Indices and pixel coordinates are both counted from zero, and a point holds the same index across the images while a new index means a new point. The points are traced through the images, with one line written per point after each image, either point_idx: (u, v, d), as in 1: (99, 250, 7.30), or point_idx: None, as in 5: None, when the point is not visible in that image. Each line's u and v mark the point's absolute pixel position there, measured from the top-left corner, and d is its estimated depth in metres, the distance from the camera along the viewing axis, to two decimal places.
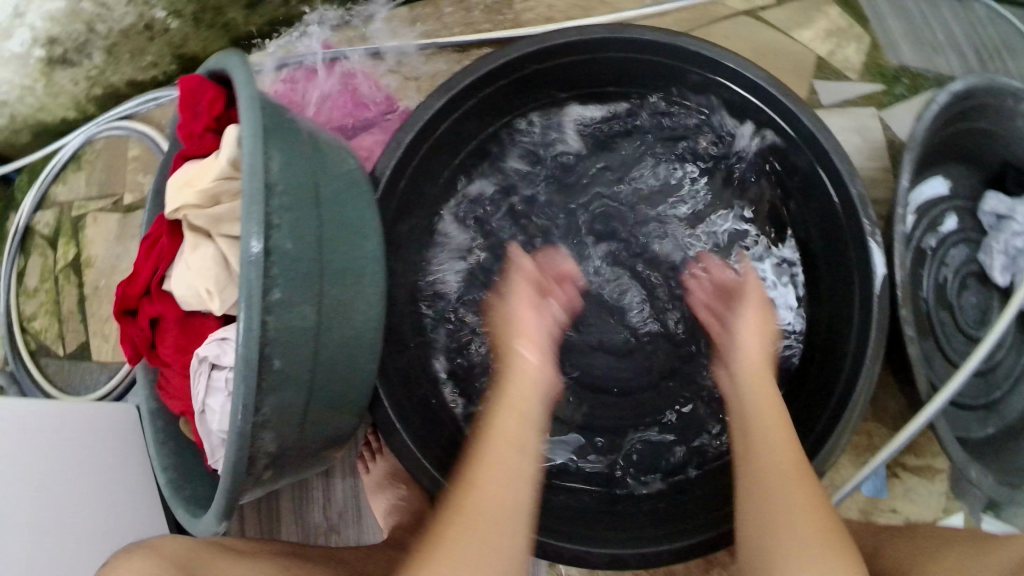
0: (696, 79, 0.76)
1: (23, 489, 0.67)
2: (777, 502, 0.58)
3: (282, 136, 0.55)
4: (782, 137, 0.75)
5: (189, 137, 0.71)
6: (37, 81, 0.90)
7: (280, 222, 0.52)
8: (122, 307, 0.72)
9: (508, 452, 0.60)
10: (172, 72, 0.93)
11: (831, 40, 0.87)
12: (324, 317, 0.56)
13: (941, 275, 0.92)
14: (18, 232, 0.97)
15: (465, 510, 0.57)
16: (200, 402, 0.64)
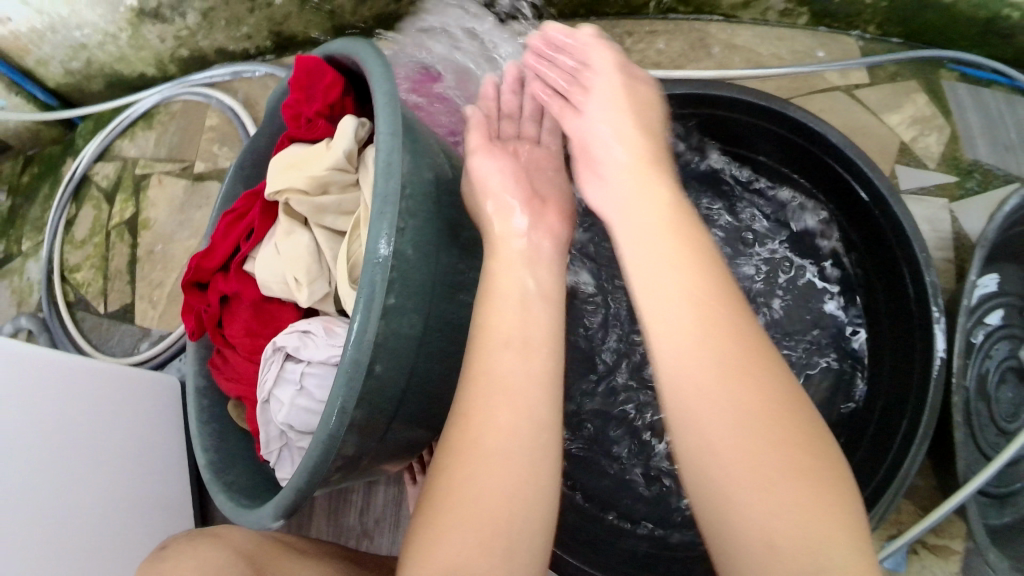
0: (792, 149, 0.78)
1: (55, 456, 0.66)
2: (765, 458, 0.44)
3: (412, 141, 0.55)
4: (866, 217, 0.75)
5: (297, 118, 0.68)
6: (123, 31, 0.87)
7: (406, 226, 0.52)
8: (191, 280, 0.70)
9: (513, 399, 0.52)
10: (265, 48, 0.92)
11: (915, 127, 0.85)
12: (428, 329, 0.56)
13: (983, 366, 0.85)
14: (74, 179, 0.95)
15: (464, 500, 0.49)
16: (267, 390, 0.62)
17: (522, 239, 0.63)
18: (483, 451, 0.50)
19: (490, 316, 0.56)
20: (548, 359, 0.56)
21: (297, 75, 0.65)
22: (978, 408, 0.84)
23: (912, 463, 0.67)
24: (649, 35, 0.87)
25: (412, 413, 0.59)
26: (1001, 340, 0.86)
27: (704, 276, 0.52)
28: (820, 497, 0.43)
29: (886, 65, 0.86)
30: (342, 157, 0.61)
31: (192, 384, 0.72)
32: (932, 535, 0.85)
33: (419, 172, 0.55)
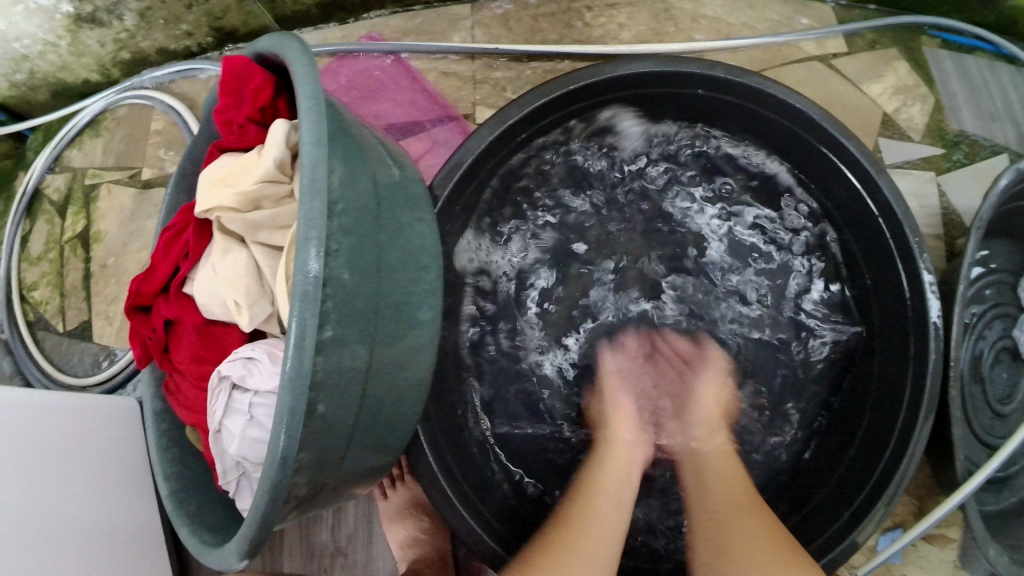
0: (769, 127, 0.72)
1: (19, 493, 0.62)
2: (743, 543, 0.59)
3: (345, 150, 0.51)
4: (852, 197, 0.70)
5: (229, 125, 0.64)
6: (62, 39, 0.82)
7: (339, 247, 0.48)
8: (134, 303, 0.65)
9: (618, 474, 0.68)
10: (208, 44, 0.87)
11: (897, 97, 0.79)
12: (374, 354, 0.53)
13: (976, 349, 0.80)
14: (25, 195, 0.91)
15: (565, 543, 0.60)
16: (217, 421, 0.58)
17: (610, 405, 0.75)
18: (585, 556, 0.60)
19: (595, 520, 0.63)
20: (618, 460, 0.70)
21: (225, 78, 0.60)
22: (972, 393, 0.80)
23: (911, 462, 0.63)
24: (610, 9, 0.81)
25: (366, 441, 0.56)
26: (995, 321, 0.81)
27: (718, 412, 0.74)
28: (778, 555, 0.57)
29: (865, 32, 0.80)
30: (270, 166, 0.57)
31: (150, 409, 0.69)
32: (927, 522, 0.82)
33: (353, 183, 0.51)
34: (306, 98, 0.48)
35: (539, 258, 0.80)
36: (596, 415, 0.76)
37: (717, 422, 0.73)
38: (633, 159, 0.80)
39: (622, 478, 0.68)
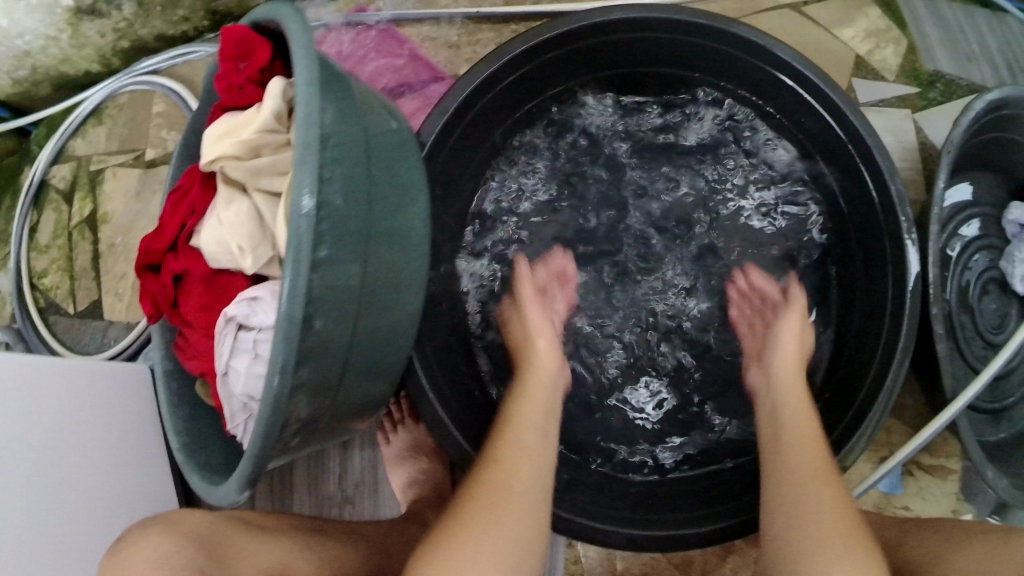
0: (742, 72, 0.74)
1: (27, 455, 0.65)
2: (799, 509, 0.55)
3: (336, 90, 0.54)
4: (827, 133, 0.73)
5: (229, 89, 0.65)
6: (62, 33, 0.86)
7: (332, 175, 0.50)
8: (144, 261, 0.68)
9: (527, 432, 0.62)
10: (204, 28, 0.90)
11: (870, 40, 0.82)
12: (367, 280, 0.55)
13: (963, 279, 0.82)
14: (32, 186, 0.94)
15: (491, 498, 0.56)
16: (223, 362, 0.62)
17: (534, 328, 0.72)
18: (506, 489, 0.57)
19: (523, 410, 0.64)
20: (526, 407, 0.64)
21: (225, 44, 0.63)
22: (963, 322, 0.81)
23: (896, 382, 0.65)
24: None
25: (361, 367, 0.58)
26: (978, 252, 0.82)
27: (797, 358, 0.69)
28: (850, 554, 0.51)
29: None
30: (270, 117, 0.59)
31: (160, 368, 0.71)
32: (926, 455, 0.80)
33: (345, 120, 0.53)
34: (299, 43, 0.51)
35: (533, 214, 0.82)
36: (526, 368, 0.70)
37: (799, 368, 0.69)
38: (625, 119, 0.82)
39: (770, 423, 0.64)
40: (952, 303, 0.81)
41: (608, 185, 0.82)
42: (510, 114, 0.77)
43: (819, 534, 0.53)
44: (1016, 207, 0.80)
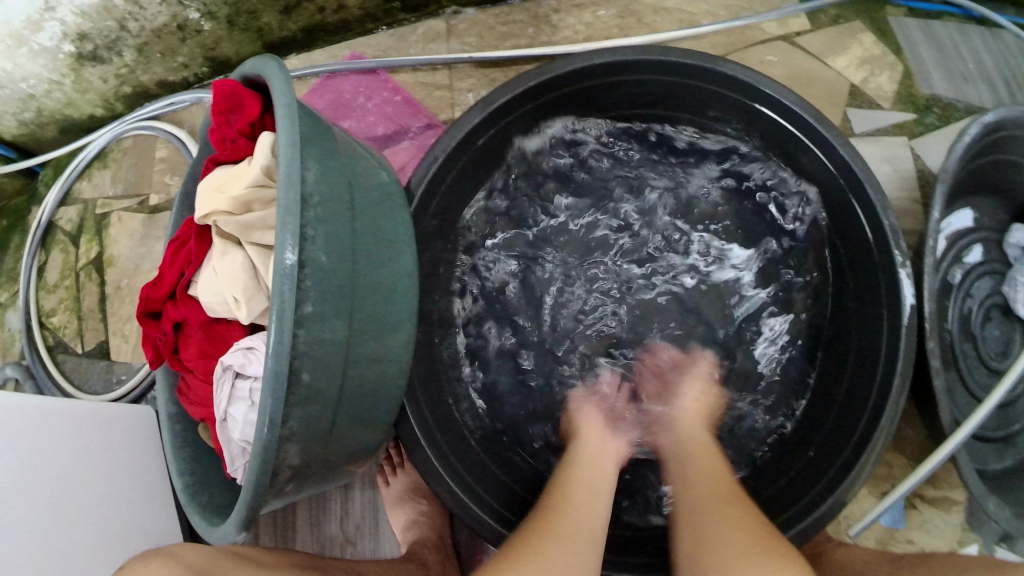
0: (728, 105, 0.74)
1: (42, 503, 0.65)
2: (711, 525, 0.56)
3: (319, 145, 0.55)
4: (816, 168, 0.73)
5: (222, 142, 0.66)
6: (65, 78, 0.86)
7: (315, 233, 0.52)
8: (145, 309, 0.66)
9: (594, 520, 0.61)
10: (203, 73, 0.92)
11: (864, 69, 0.81)
12: (352, 332, 0.56)
13: (965, 307, 0.79)
14: (40, 227, 0.96)
15: (543, 568, 0.54)
16: (221, 410, 0.61)
17: (598, 442, 0.71)
18: (558, 564, 0.55)
19: (575, 494, 0.63)
20: (605, 506, 0.63)
21: (215, 99, 0.64)
22: (965, 349, 0.79)
23: (891, 420, 0.64)
24: (576, 9, 0.86)
25: (351, 414, 0.59)
26: (982, 277, 0.80)
27: (699, 403, 0.73)
28: (764, 549, 0.53)
29: (827, 9, 0.83)
30: (259, 173, 0.60)
31: (164, 412, 0.73)
32: (931, 487, 0.78)
33: (327, 178, 0.55)
34: (282, 104, 0.52)
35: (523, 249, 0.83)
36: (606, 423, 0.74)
37: (698, 421, 0.71)
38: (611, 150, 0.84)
39: (680, 457, 0.67)
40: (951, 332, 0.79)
41: (598, 218, 0.84)
42: (500, 154, 0.78)
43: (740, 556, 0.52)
44: (1016, 231, 0.78)
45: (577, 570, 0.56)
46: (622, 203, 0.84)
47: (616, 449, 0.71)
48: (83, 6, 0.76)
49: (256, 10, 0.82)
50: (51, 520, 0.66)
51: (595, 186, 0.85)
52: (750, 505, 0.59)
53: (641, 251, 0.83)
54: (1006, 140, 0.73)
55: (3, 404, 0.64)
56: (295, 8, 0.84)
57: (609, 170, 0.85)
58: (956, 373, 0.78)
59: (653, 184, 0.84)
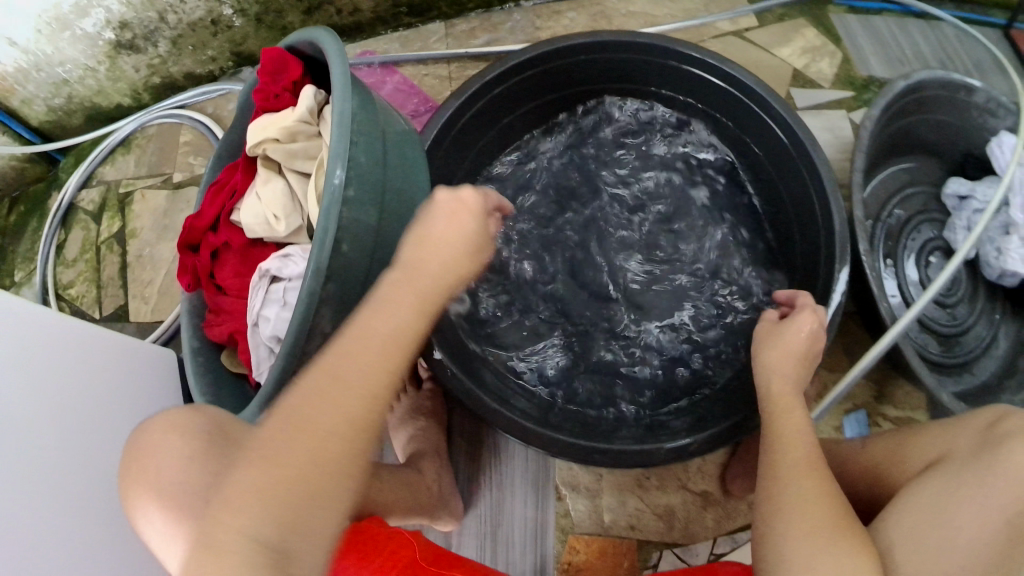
0: (687, 81, 0.83)
1: (76, 416, 0.67)
2: (791, 490, 0.53)
3: (360, 85, 0.62)
4: (766, 135, 0.81)
5: (265, 99, 0.75)
6: (101, 64, 0.97)
7: (357, 139, 0.58)
8: (186, 240, 0.76)
9: (379, 329, 0.49)
10: (228, 68, 1.04)
11: (806, 56, 0.97)
12: (379, 237, 0.63)
13: (912, 245, 0.95)
14: (61, 208, 1.04)
15: (287, 433, 0.44)
16: (255, 312, 0.68)
17: (443, 203, 0.56)
18: (308, 434, 0.44)
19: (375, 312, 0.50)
20: (382, 316, 0.50)
21: (263, 61, 0.73)
22: (910, 281, 0.93)
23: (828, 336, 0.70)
24: (555, 14, 1.00)
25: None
26: (923, 225, 0.96)
27: (791, 383, 0.63)
28: (844, 531, 0.49)
29: (773, 10, 0.99)
30: (305, 113, 0.69)
31: (187, 345, 0.75)
32: (893, 408, 0.90)
33: (367, 107, 0.61)
34: (334, 50, 0.60)
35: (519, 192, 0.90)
36: (769, 331, 0.68)
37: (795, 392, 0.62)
38: (602, 127, 0.92)
39: (772, 484, 0.54)
40: (899, 263, 0.93)
41: (587, 181, 0.90)
42: (497, 122, 0.86)
43: (825, 528, 0.49)
44: (952, 181, 0.95)
45: (341, 459, 0.45)
46: (608, 171, 0.91)
47: (789, 355, 0.64)
48: None
49: (281, 10, 0.95)
50: (78, 430, 0.67)
51: (586, 155, 0.91)
52: (832, 482, 0.54)
53: (625, 210, 0.89)
54: (927, 102, 0.91)
55: (47, 313, 0.66)
56: (316, 11, 0.96)
57: (600, 142, 0.92)
58: (904, 298, 0.92)
59: (638, 158, 0.91)
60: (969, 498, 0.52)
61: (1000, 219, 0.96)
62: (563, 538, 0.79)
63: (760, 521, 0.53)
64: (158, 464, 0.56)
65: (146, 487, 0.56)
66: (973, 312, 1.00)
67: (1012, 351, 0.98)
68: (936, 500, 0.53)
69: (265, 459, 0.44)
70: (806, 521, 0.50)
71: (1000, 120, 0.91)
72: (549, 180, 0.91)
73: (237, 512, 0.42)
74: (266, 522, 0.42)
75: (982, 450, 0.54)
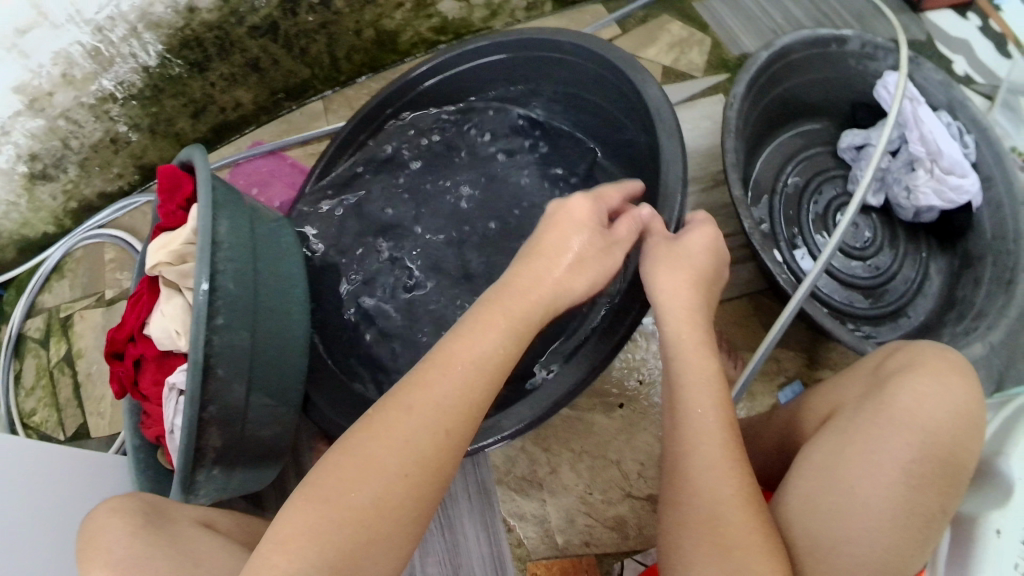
0: (526, 71, 0.90)
1: (45, 533, 0.75)
2: (693, 478, 0.54)
3: (229, 206, 0.71)
4: (607, 96, 0.84)
5: (166, 213, 0.82)
6: (20, 198, 1.00)
7: (224, 267, 0.67)
8: (111, 350, 0.84)
9: (458, 369, 0.55)
10: (135, 181, 1.09)
11: (674, 51, 0.98)
12: (256, 341, 0.72)
13: (818, 203, 0.96)
14: (12, 340, 1.07)
15: (363, 471, 0.50)
16: (170, 422, 0.76)
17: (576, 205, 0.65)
18: (373, 468, 0.50)
19: (460, 348, 0.56)
20: (485, 342, 0.56)
21: (159, 180, 0.80)
22: (820, 239, 0.94)
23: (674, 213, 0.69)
24: None
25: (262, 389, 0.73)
26: (825, 184, 0.97)
27: (696, 340, 0.60)
28: (742, 530, 0.51)
29: (635, 14, 1.02)
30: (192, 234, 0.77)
31: (129, 445, 0.82)
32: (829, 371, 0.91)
33: (236, 228, 0.70)
34: (201, 175, 0.68)
35: (396, 218, 0.91)
36: (663, 255, 0.63)
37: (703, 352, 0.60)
38: (487, 128, 0.95)
39: (677, 475, 0.55)
40: (807, 223, 0.95)
41: (475, 184, 0.92)
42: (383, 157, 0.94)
43: (710, 529, 0.51)
44: (846, 135, 0.96)
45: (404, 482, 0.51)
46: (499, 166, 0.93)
47: (677, 275, 0.62)
48: (31, 128, 0.91)
49: (170, 117, 1.01)
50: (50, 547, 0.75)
51: (473, 159, 0.94)
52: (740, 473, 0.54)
53: (501, 191, 0.91)
54: (798, 66, 0.91)
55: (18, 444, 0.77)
56: (202, 111, 1.02)
57: (487, 144, 0.94)
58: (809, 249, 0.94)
59: (520, 148, 0.94)
60: (870, 453, 0.56)
61: (901, 159, 0.98)
62: (522, 566, 0.81)
63: (669, 487, 0.56)
64: (109, 546, 0.59)
65: (98, 567, 0.58)
66: (896, 258, 1.01)
67: (946, 285, 0.99)
68: (825, 464, 0.57)
69: (336, 474, 0.51)
70: (705, 521, 0.52)
71: (881, 61, 0.91)
72: (431, 190, 0.93)
73: (291, 553, 0.48)
74: (318, 566, 0.47)
75: (876, 394, 0.60)
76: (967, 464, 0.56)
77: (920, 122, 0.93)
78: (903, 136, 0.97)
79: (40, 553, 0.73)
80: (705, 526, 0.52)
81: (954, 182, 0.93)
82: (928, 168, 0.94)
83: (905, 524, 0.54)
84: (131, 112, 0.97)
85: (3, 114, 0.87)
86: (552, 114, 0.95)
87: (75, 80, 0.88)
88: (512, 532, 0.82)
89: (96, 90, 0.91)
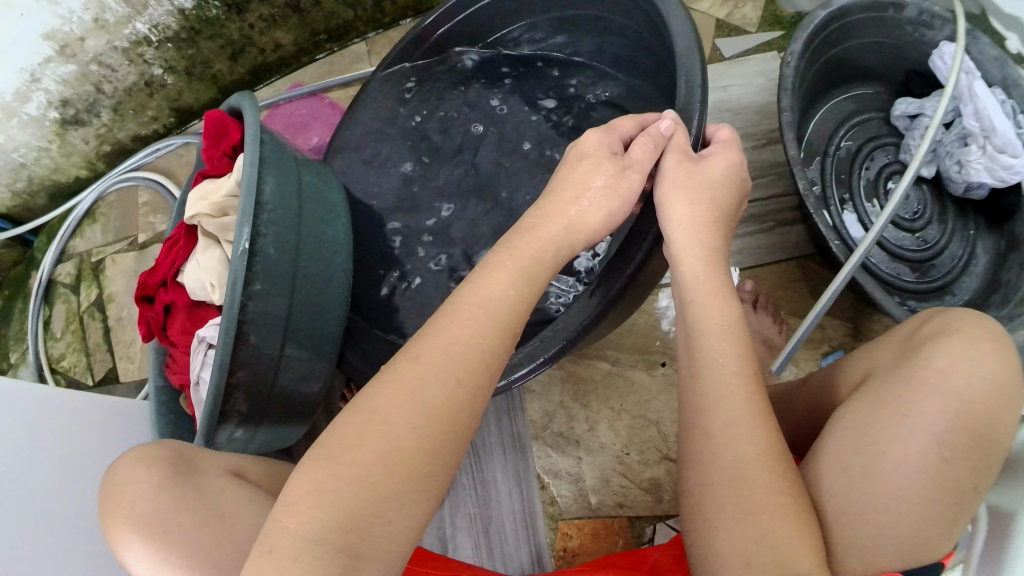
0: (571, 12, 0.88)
1: (71, 471, 0.74)
2: (713, 428, 0.49)
3: (276, 164, 0.69)
4: (647, 48, 0.80)
5: (211, 160, 0.81)
6: (52, 143, 1.00)
7: (266, 230, 0.65)
8: (142, 294, 0.83)
9: (469, 317, 0.52)
10: (170, 125, 1.08)
11: (727, 5, 0.98)
12: (295, 304, 0.71)
13: (869, 170, 0.95)
14: (41, 285, 1.06)
15: (366, 427, 0.48)
16: (196, 374, 0.76)
17: (603, 145, 0.62)
18: (389, 421, 0.48)
19: (473, 293, 0.54)
20: (493, 281, 0.54)
21: (206, 126, 0.79)
22: (869, 207, 0.93)
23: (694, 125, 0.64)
24: None
25: (294, 330, 0.72)
26: (876, 151, 0.95)
27: (710, 282, 0.56)
28: (769, 486, 0.46)
29: None
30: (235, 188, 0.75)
31: (152, 386, 0.83)
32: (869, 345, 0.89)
33: (284, 191, 0.69)
34: (250, 130, 0.66)
35: (440, 169, 0.92)
36: (682, 179, 0.60)
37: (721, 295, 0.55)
38: (539, 75, 0.93)
39: (697, 426, 0.51)
40: (856, 186, 0.94)
41: (515, 132, 0.91)
42: (441, 97, 0.95)
43: (730, 482, 0.47)
44: (899, 102, 0.93)
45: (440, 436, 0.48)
46: (541, 114, 0.91)
47: (696, 209, 0.59)
48: (62, 73, 0.91)
49: (208, 60, 1.00)
50: (75, 486, 0.74)
51: (521, 108, 0.92)
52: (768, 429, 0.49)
53: (543, 144, 0.89)
54: (855, 26, 0.89)
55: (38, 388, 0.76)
56: (240, 54, 1.02)
57: (535, 92, 0.92)
58: (857, 215, 0.93)
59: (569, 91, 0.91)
60: (897, 420, 0.49)
61: (955, 132, 0.95)
62: (553, 526, 0.80)
63: (688, 442, 0.51)
64: (127, 501, 0.58)
65: (123, 521, 0.57)
66: (944, 233, 0.99)
67: (992, 267, 0.96)
68: (863, 423, 0.51)
69: (341, 437, 0.48)
70: (730, 477, 0.47)
71: (937, 31, 0.87)
72: (475, 138, 0.92)
73: (299, 515, 0.46)
74: (326, 527, 0.45)
75: (908, 358, 0.53)
76: (1004, 438, 0.49)
77: (975, 97, 0.90)
78: (957, 109, 0.94)
79: (65, 493, 0.72)
80: (735, 488, 0.47)
81: (1006, 162, 0.89)
82: (980, 144, 0.91)
83: (939, 500, 0.47)
84: (166, 54, 0.96)
85: (34, 60, 0.87)
86: (600, 58, 0.90)
87: (108, 24, 0.88)
88: (543, 490, 0.81)
89: (129, 33, 0.91)
